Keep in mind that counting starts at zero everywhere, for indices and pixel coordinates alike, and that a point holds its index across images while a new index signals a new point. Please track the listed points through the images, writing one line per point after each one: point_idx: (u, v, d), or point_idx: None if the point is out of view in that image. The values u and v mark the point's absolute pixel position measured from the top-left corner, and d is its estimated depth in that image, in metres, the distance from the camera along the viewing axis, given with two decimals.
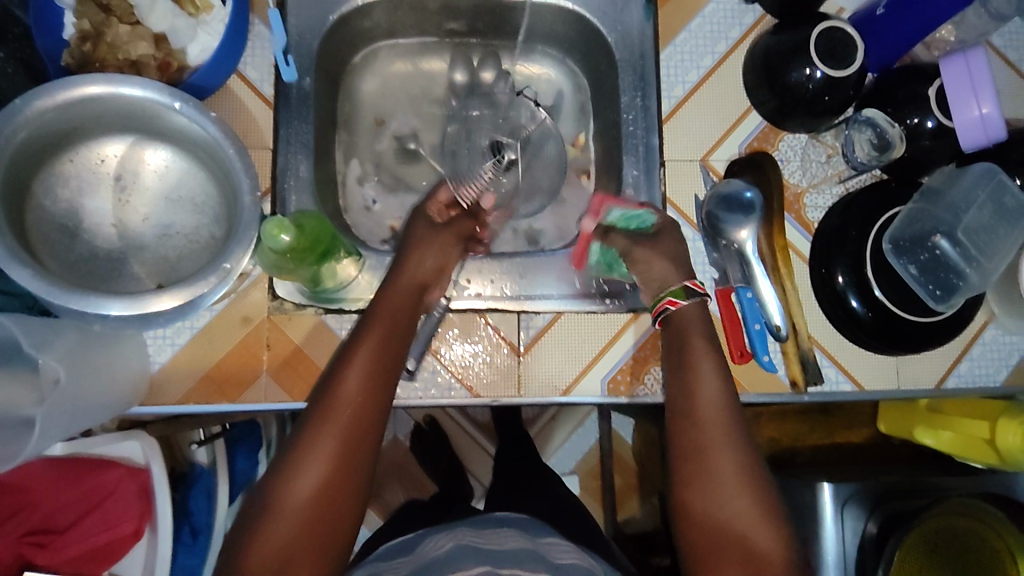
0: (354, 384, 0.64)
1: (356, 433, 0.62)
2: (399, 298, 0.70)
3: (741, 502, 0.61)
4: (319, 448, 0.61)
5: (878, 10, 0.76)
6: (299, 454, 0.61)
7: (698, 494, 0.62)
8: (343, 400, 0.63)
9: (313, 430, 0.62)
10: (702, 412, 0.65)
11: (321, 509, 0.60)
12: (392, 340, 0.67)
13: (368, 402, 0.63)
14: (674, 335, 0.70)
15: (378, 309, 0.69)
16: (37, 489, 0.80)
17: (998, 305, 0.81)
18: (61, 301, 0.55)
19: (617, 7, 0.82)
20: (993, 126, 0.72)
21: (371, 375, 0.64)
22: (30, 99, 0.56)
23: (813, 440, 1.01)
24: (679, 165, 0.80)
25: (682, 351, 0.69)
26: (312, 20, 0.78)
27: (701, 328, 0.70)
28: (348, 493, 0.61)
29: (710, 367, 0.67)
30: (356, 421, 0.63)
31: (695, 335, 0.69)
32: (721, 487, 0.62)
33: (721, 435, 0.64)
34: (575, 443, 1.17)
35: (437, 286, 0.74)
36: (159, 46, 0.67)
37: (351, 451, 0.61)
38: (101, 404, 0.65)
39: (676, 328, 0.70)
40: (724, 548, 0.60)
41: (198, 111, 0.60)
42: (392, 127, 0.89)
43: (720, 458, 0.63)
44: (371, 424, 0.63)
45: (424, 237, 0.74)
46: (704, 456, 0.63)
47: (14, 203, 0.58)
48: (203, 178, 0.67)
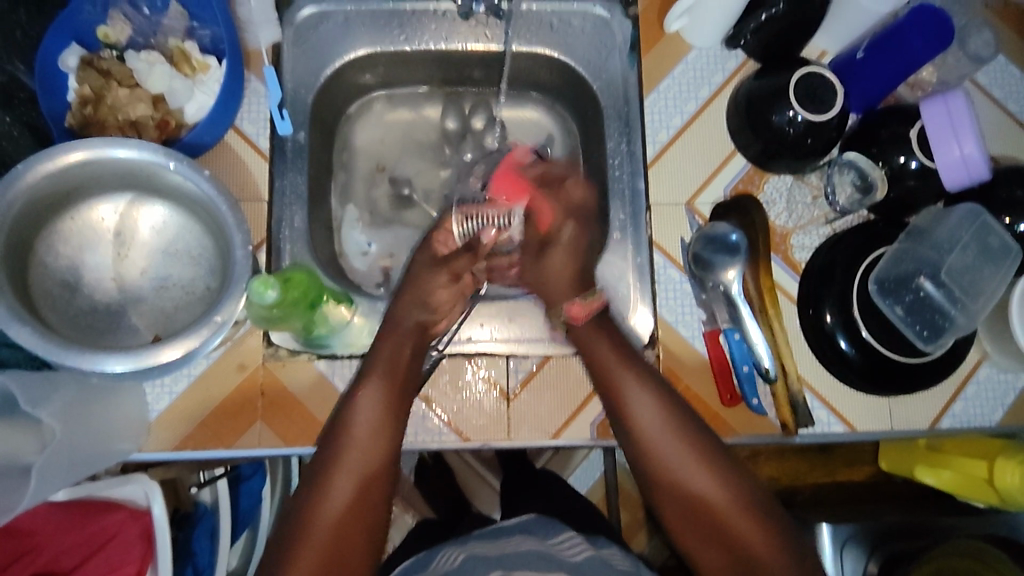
0: (367, 421, 0.67)
1: (371, 472, 0.66)
2: (405, 346, 0.71)
3: (724, 501, 0.66)
4: (336, 490, 0.64)
5: (857, 55, 0.78)
6: (315, 495, 0.64)
7: (684, 507, 0.68)
8: (358, 436, 0.67)
9: (324, 471, 0.65)
10: (650, 427, 0.69)
11: (342, 543, 0.63)
12: (394, 383, 0.69)
13: (383, 439, 0.67)
14: (584, 347, 0.73)
15: (377, 357, 0.70)
16: (41, 532, 0.77)
17: (991, 344, 0.81)
18: (58, 358, 0.58)
19: (601, 56, 0.84)
20: (975, 166, 0.72)
21: (377, 417, 0.68)
22: (32, 165, 0.59)
23: (812, 478, 0.97)
24: (665, 208, 0.81)
25: (602, 373, 0.72)
26: (306, 76, 0.81)
27: (610, 342, 0.72)
28: (368, 524, 0.64)
29: (634, 383, 0.70)
30: (373, 455, 0.66)
31: (603, 352, 0.72)
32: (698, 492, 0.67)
33: (672, 444, 0.68)
34: (584, 474, 1.11)
35: (438, 327, 0.76)
36: (157, 107, 0.71)
37: (367, 487, 0.65)
38: (100, 453, 0.66)
39: (585, 348, 0.73)
40: (721, 546, 0.66)
41: (192, 171, 0.63)
42: (387, 172, 0.91)
43: (681, 467, 0.68)
44: (387, 457, 0.67)
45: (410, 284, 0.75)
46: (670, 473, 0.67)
47: (15, 262, 0.61)
48: (199, 233, 0.69)
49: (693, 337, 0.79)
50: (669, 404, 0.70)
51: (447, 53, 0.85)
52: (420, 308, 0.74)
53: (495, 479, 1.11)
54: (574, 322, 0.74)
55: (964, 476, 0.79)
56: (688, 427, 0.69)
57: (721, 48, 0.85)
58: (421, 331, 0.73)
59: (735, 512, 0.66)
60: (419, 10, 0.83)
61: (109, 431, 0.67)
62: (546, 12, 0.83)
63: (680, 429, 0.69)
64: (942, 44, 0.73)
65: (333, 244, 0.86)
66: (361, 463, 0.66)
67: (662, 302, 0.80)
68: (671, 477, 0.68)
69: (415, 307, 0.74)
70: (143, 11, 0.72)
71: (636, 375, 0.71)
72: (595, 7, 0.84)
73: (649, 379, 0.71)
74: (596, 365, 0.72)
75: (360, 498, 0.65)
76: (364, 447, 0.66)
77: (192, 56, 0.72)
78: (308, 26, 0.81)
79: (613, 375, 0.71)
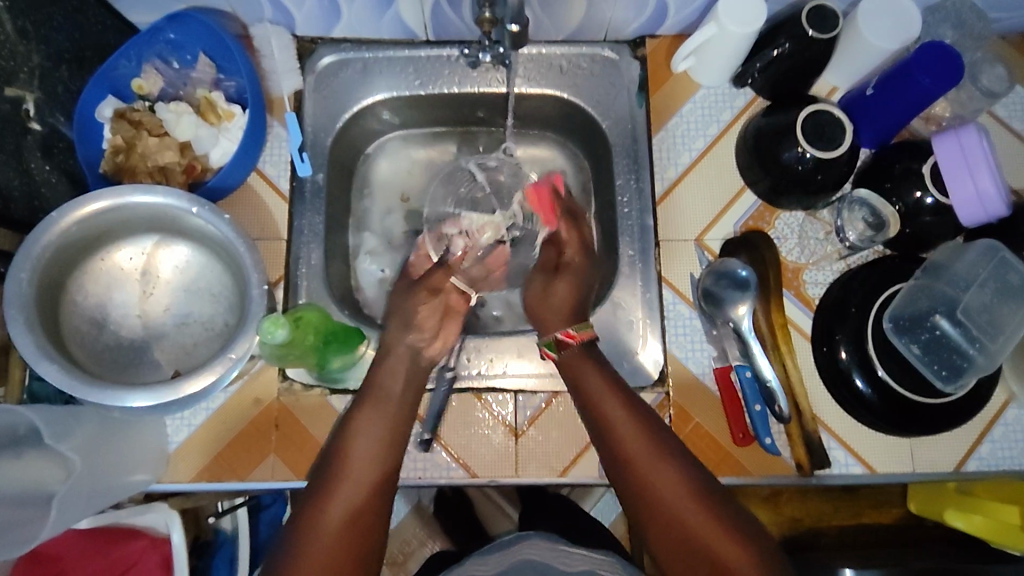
0: (366, 439, 0.70)
1: (364, 502, 0.67)
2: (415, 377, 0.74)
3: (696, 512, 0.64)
4: (329, 521, 0.66)
5: (867, 91, 0.78)
6: (315, 517, 0.66)
7: (658, 517, 0.66)
8: (357, 454, 0.69)
9: (327, 485, 0.67)
10: (632, 450, 0.68)
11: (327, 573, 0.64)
12: (387, 411, 0.72)
13: (386, 451, 0.70)
14: (574, 377, 0.73)
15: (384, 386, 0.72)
16: (71, 557, 0.80)
17: (1016, 384, 0.78)
18: (83, 394, 0.61)
19: (610, 96, 0.86)
20: (992, 203, 0.71)
21: (377, 446, 0.70)
22: (65, 211, 0.63)
23: (837, 519, 0.91)
24: (674, 244, 0.82)
25: (585, 396, 0.71)
26: (326, 120, 0.84)
27: (597, 369, 0.72)
28: (361, 554, 0.66)
29: (618, 408, 0.70)
30: (372, 473, 0.68)
31: (591, 375, 0.72)
32: (676, 504, 0.65)
33: (653, 461, 0.67)
34: (605, 508, 1.05)
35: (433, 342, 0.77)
36: (184, 153, 0.75)
37: (360, 517, 0.66)
38: (121, 483, 0.69)
39: (575, 377, 0.73)
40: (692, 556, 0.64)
41: (213, 214, 0.66)
42: (404, 205, 0.93)
43: (660, 481, 0.66)
44: (386, 474, 0.69)
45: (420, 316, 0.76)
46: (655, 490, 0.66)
47: (48, 303, 0.65)
48: (220, 272, 0.73)
49: (704, 374, 0.79)
50: (650, 424, 0.69)
51: (461, 96, 0.87)
52: (411, 331, 0.76)
53: (512, 510, 1.06)
54: (566, 345, 0.74)
55: (998, 522, 0.75)
56: (664, 444, 0.68)
57: (729, 87, 0.85)
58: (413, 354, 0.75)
59: (704, 519, 0.64)
60: (433, 57, 0.85)
61: (130, 461, 0.70)
62: (556, 55, 0.86)
63: (660, 449, 0.67)
64: (954, 80, 0.73)
65: (349, 277, 0.88)
66: (356, 490, 0.67)
67: (672, 337, 0.80)
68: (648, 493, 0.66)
69: (403, 330, 0.76)
70: (174, 65, 0.77)
71: (620, 403, 0.70)
72: (603, 50, 0.87)
73: (625, 399, 0.70)
74: (578, 384, 0.72)
75: (353, 527, 0.66)
76: (359, 477, 0.68)
77: (219, 105, 0.77)
78: (328, 73, 0.85)
79: (595, 397, 0.71)
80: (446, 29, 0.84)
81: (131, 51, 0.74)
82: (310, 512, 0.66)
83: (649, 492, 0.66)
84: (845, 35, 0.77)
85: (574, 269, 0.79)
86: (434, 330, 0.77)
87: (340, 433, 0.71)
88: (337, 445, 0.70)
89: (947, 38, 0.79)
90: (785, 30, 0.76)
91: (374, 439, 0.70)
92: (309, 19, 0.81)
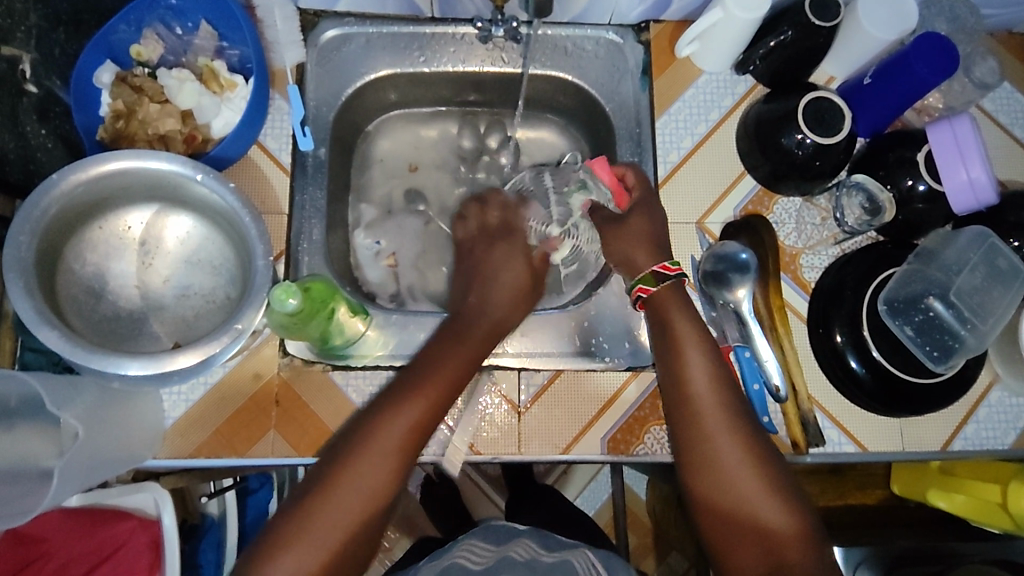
0: (404, 422, 0.63)
1: (389, 475, 0.62)
2: (474, 345, 0.70)
3: (749, 482, 0.63)
4: (348, 490, 0.61)
5: (864, 80, 0.80)
6: (327, 490, 0.61)
7: (705, 469, 0.64)
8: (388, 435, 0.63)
9: (347, 462, 0.62)
10: (689, 401, 0.67)
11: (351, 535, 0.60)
12: (439, 397, 0.65)
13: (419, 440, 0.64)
14: (659, 315, 0.71)
15: (445, 346, 0.69)
16: (54, 539, 0.78)
17: (1001, 366, 0.81)
18: (83, 361, 0.59)
19: (614, 79, 0.87)
20: (983, 191, 0.74)
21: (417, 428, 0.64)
22: (67, 174, 0.61)
23: (826, 500, 0.93)
24: (675, 227, 0.83)
25: (667, 333, 0.70)
26: (329, 94, 0.83)
27: (684, 311, 0.71)
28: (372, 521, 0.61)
29: (700, 373, 0.67)
30: (399, 457, 0.62)
31: (675, 316, 0.70)
32: (730, 463, 0.63)
33: (711, 416, 0.66)
34: (590, 496, 1.09)
35: (516, 315, 0.74)
36: (186, 122, 0.74)
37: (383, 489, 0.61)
38: (116, 458, 0.67)
39: (660, 313, 0.71)
40: (755, 551, 0.60)
41: (218, 182, 0.65)
42: (406, 183, 0.93)
43: (725, 452, 0.64)
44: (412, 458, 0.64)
45: (495, 269, 0.75)
46: (710, 447, 0.64)
47: (46, 269, 0.63)
48: (222, 243, 0.71)
49: None
50: (719, 374, 0.68)
51: (465, 74, 0.87)
52: None
53: (499, 497, 1.06)
54: (648, 296, 0.72)
55: (979, 500, 0.78)
56: (729, 401, 0.66)
57: (730, 73, 0.87)
58: (495, 330, 0.72)
59: (753, 488, 0.62)
60: (439, 33, 0.85)
61: (126, 437, 0.68)
62: (561, 37, 0.86)
63: (729, 408, 0.66)
64: (948, 71, 0.75)
65: (347, 254, 0.87)
66: (382, 465, 0.62)
67: None
68: (710, 459, 0.64)
69: (487, 286, 0.74)
70: (176, 31, 0.75)
71: (704, 367, 0.68)
72: (608, 33, 0.87)
73: (708, 357, 0.68)
74: (666, 334, 0.70)
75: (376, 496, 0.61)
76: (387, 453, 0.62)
77: (221, 74, 0.75)
78: (331, 47, 0.84)
79: (679, 354, 0.69)
80: (452, 7, 0.84)
81: (132, 15, 0.72)
82: (327, 481, 0.61)
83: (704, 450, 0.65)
84: (845, 25, 0.79)
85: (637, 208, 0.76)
86: (519, 304, 0.75)
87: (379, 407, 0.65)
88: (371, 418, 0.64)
89: (943, 31, 0.81)
90: (788, 17, 0.77)
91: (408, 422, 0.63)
92: None
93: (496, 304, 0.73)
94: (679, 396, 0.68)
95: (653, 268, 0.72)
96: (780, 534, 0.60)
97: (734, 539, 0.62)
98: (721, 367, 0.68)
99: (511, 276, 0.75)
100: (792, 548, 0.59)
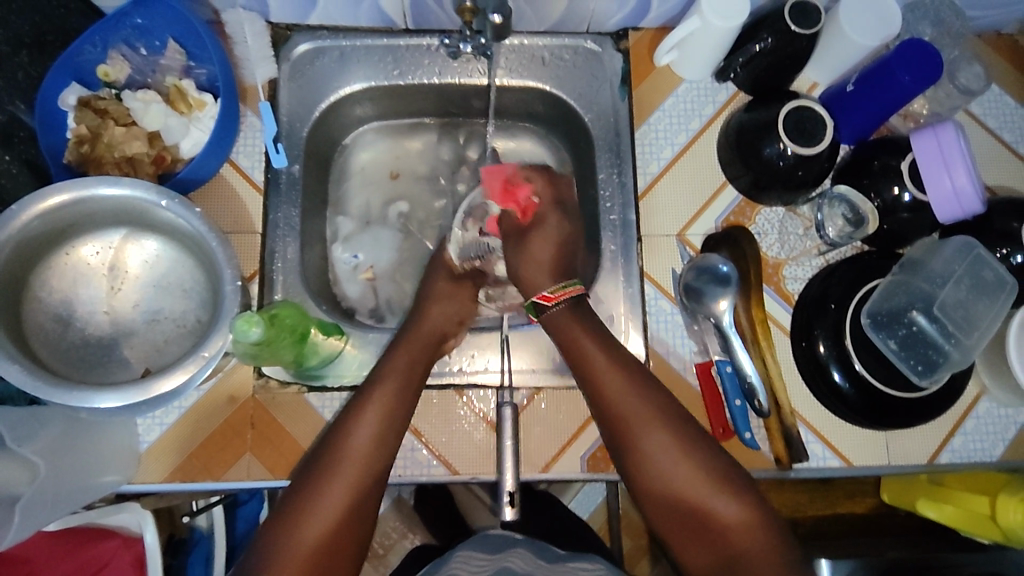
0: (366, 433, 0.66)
1: (360, 487, 0.64)
2: (421, 351, 0.73)
3: (692, 484, 0.64)
4: (321, 507, 0.62)
5: (847, 87, 0.78)
6: (298, 513, 0.62)
7: (649, 475, 0.65)
8: (354, 451, 0.65)
9: (316, 482, 0.63)
10: (615, 410, 0.67)
11: (332, 552, 0.62)
12: (401, 406, 0.68)
13: (383, 449, 0.66)
14: (556, 327, 0.71)
15: (388, 370, 0.70)
16: (38, 561, 0.76)
17: (989, 377, 0.80)
18: (46, 395, 0.58)
19: (592, 89, 0.85)
20: (968, 200, 0.71)
21: (377, 439, 0.66)
22: (27, 204, 0.61)
23: (814, 509, 0.92)
24: (656, 240, 0.82)
25: (574, 347, 0.70)
26: (302, 110, 0.82)
27: (583, 318, 0.71)
28: (353, 534, 0.63)
29: (619, 378, 0.68)
30: (366, 470, 0.65)
31: (576, 327, 0.70)
32: (665, 465, 0.65)
33: (641, 422, 0.66)
34: (584, 499, 1.09)
35: (455, 335, 0.77)
36: (153, 144, 0.73)
37: (357, 501, 0.63)
38: (88, 486, 0.66)
39: (557, 329, 0.71)
40: (712, 548, 0.63)
41: (183, 207, 0.64)
42: (385, 196, 0.92)
43: (660, 456, 0.65)
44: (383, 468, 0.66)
45: (443, 293, 0.78)
46: (647, 454, 0.65)
47: (9, 299, 0.62)
48: (191, 267, 0.70)
49: (686, 369, 0.79)
50: (642, 379, 0.68)
51: (440, 87, 0.85)
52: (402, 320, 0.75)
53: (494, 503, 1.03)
54: (546, 308, 0.72)
55: (967, 512, 0.77)
56: (659, 402, 0.67)
57: (711, 81, 0.85)
58: (440, 342, 0.75)
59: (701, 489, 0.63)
60: (413, 46, 0.84)
61: (97, 464, 0.67)
62: (538, 47, 0.85)
63: (656, 408, 0.66)
64: (933, 78, 0.73)
65: (326, 269, 0.86)
66: (351, 478, 0.64)
67: (653, 332, 0.80)
68: (649, 464, 0.65)
69: (432, 305, 0.77)
70: (141, 51, 0.74)
71: (620, 371, 0.68)
72: (586, 41, 0.86)
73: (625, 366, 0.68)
74: (574, 349, 0.70)
75: (351, 510, 0.63)
76: (354, 467, 0.64)
77: (189, 94, 0.74)
78: (304, 61, 0.82)
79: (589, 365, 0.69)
80: (426, 18, 0.82)
81: (95, 36, 0.71)
82: (300, 504, 0.62)
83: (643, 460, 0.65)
84: (826, 32, 0.77)
85: (551, 220, 0.76)
86: (455, 330, 0.77)
87: (339, 427, 0.66)
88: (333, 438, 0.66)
89: (927, 35, 0.79)
90: (767, 24, 0.75)
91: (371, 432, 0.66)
92: (283, 6, 0.79)
93: (448, 314, 0.77)
94: (605, 408, 0.68)
95: (534, 300, 0.72)
96: (733, 531, 0.62)
97: (692, 539, 0.64)
98: (640, 372, 0.69)
99: (458, 303, 0.78)
100: (746, 543, 0.61)
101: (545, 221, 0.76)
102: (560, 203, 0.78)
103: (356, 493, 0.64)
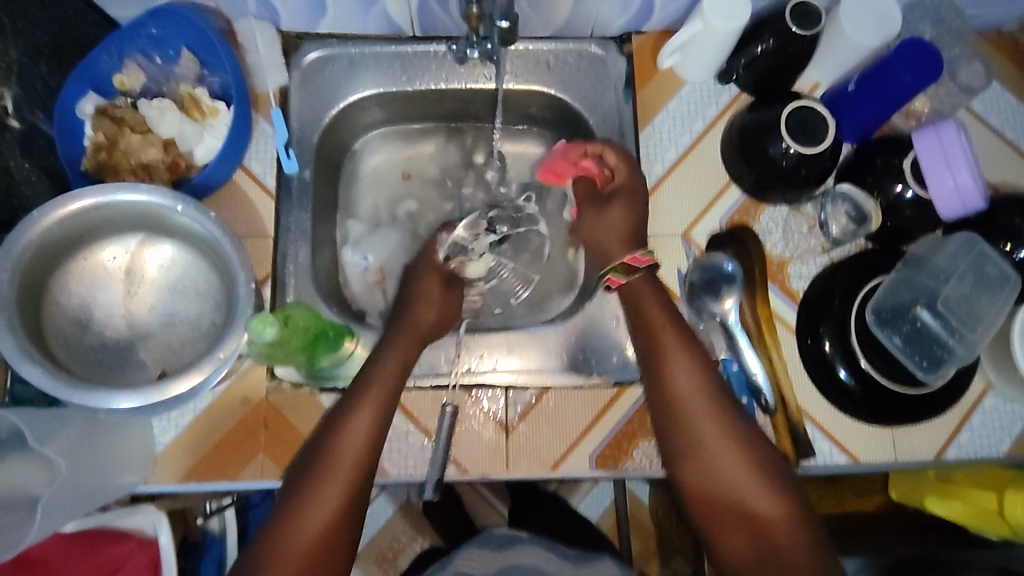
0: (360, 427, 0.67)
1: (354, 481, 0.65)
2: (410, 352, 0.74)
3: (736, 471, 0.64)
4: (318, 502, 0.63)
5: (849, 86, 0.79)
6: (296, 508, 0.63)
7: (693, 457, 0.66)
8: (348, 447, 0.66)
9: (311, 477, 0.65)
10: (676, 388, 0.68)
11: (329, 546, 0.63)
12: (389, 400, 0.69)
13: (377, 443, 0.67)
14: (632, 304, 0.73)
15: (379, 373, 0.70)
16: (56, 562, 0.76)
17: (995, 373, 0.80)
18: (66, 396, 0.60)
19: (597, 92, 0.86)
20: (970, 196, 0.72)
21: (371, 433, 0.67)
22: (47, 210, 0.62)
23: (822, 507, 0.91)
24: (661, 240, 0.82)
25: (643, 323, 0.72)
26: (312, 116, 0.83)
27: (655, 300, 0.72)
28: (350, 527, 0.64)
29: (677, 356, 0.69)
30: (359, 465, 0.65)
31: (648, 304, 0.72)
32: (714, 449, 0.65)
33: (693, 402, 0.67)
34: (593, 502, 1.08)
35: (439, 335, 0.78)
36: (168, 150, 0.74)
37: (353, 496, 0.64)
38: (108, 486, 0.68)
39: (632, 302, 0.73)
40: (744, 538, 0.63)
41: (199, 212, 0.65)
42: (394, 199, 0.93)
43: (710, 437, 0.66)
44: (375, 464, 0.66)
45: (424, 292, 0.79)
46: (695, 433, 0.66)
47: (31, 303, 0.64)
48: (206, 270, 0.72)
49: None
50: (701, 360, 0.69)
51: (448, 92, 0.87)
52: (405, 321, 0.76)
53: (502, 505, 1.02)
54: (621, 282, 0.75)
55: (976, 508, 0.76)
56: (712, 385, 0.68)
57: (713, 83, 0.86)
58: (428, 337, 0.76)
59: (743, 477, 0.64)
60: (420, 52, 0.85)
61: (116, 464, 0.69)
62: (543, 51, 0.86)
63: (708, 390, 0.67)
64: (932, 76, 0.74)
65: (336, 272, 0.88)
66: (346, 473, 0.65)
67: None
68: (698, 445, 0.66)
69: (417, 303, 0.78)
70: (156, 61, 0.76)
71: (683, 348, 0.69)
72: (590, 45, 0.87)
73: (689, 346, 0.69)
74: (642, 325, 0.72)
75: (348, 503, 0.64)
76: (347, 461, 0.65)
77: (203, 101, 0.76)
78: (314, 68, 0.84)
79: (659, 347, 0.70)
80: (433, 25, 0.84)
81: (112, 46, 0.73)
82: (296, 500, 0.64)
83: (693, 439, 0.66)
84: (827, 33, 0.78)
85: (624, 195, 0.79)
86: (439, 329, 0.78)
87: (336, 421, 0.68)
88: (329, 433, 0.67)
89: (927, 34, 0.81)
90: (769, 27, 0.77)
91: (364, 427, 0.67)
92: (293, 14, 0.81)
93: (428, 313, 0.78)
94: (662, 386, 0.69)
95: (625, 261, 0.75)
96: (767, 522, 0.62)
97: (723, 528, 0.64)
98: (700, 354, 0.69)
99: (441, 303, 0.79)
100: (780, 532, 0.62)
101: (622, 187, 0.79)
102: (634, 168, 0.79)
103: (352, 488, 0.65)
